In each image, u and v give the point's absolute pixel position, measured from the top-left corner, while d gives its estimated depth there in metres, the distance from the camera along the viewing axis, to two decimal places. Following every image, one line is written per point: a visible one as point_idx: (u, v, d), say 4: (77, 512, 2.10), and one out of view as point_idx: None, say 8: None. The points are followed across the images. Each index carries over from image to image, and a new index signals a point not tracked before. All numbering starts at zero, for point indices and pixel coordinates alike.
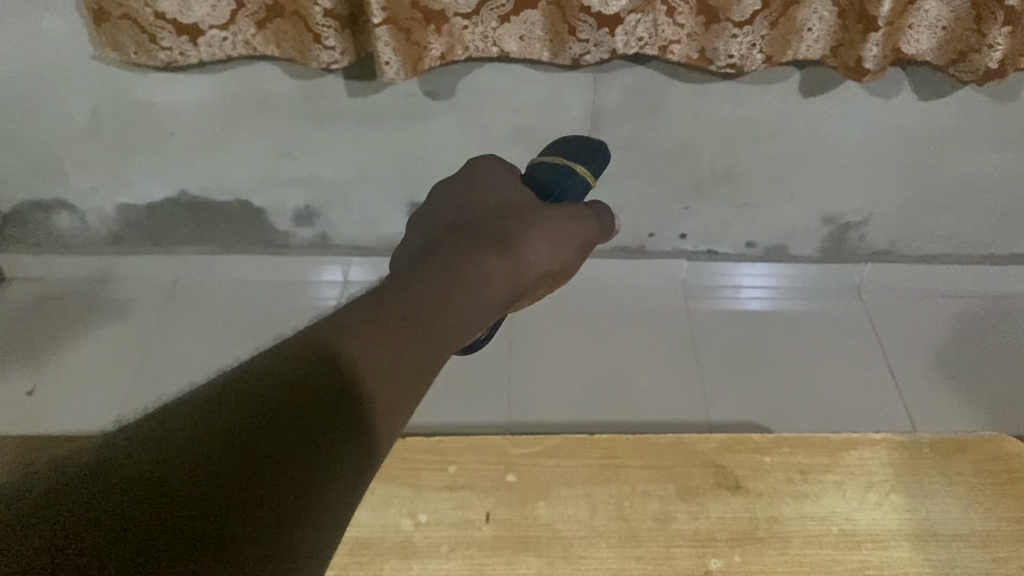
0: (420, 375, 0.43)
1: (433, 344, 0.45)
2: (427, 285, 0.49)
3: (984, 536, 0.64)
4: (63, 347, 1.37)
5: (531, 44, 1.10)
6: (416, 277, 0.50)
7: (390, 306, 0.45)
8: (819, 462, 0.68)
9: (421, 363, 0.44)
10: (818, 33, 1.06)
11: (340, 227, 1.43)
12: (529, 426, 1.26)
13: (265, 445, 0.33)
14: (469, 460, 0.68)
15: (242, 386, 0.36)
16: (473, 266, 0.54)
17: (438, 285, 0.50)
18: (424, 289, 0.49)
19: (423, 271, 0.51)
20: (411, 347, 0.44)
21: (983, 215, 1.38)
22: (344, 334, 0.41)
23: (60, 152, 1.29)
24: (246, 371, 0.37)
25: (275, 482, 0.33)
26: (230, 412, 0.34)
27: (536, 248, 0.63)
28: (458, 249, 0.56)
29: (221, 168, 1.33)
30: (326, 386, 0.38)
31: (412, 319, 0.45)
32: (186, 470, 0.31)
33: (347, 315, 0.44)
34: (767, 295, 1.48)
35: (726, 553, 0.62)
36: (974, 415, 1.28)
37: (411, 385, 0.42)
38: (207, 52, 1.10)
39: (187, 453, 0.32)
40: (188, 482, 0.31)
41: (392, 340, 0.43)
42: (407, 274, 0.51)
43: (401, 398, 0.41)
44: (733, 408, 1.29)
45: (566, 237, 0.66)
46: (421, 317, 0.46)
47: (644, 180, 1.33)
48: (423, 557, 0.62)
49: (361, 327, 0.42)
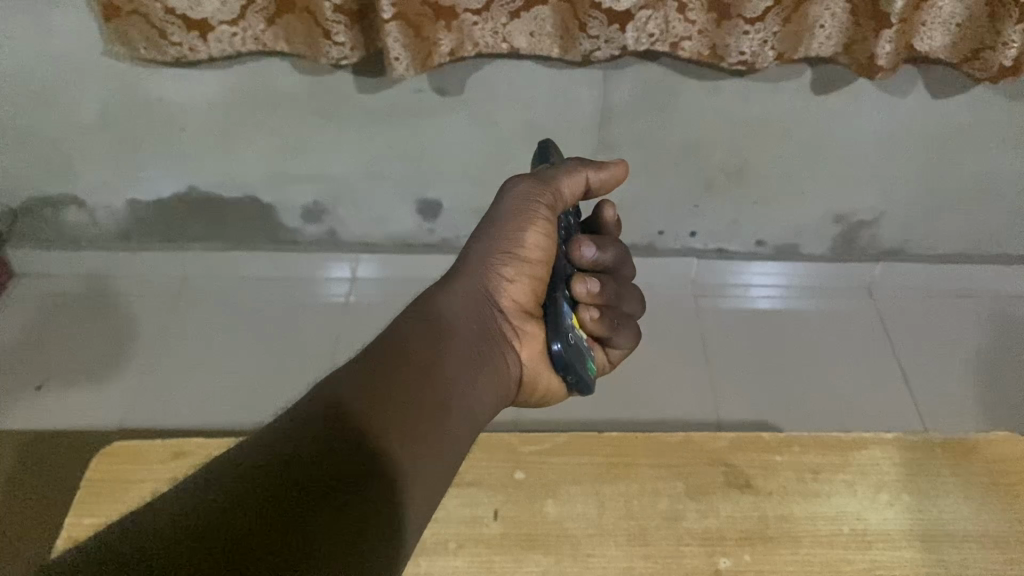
0: (430, 432, 0.46)
1: (437, 399, 0.47)
2: (419, 342, 0.50)
3: (997, 537, 0.63)
4: (73, 343, 1.37)
5: (542, 40, 1.09)
6: (404, 332, 0.51)
7: (387, 362, 0.47)
8: (831, 462, 0.68)
9: (421, 417, 0.46)
10: (831, 30, 1.05)
11: (349, 225, 1.43)
12: (537, 425, 1.25)
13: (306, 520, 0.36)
14: (476, 457, 0.68)
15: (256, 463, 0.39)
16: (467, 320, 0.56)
17: (431, 344, 0.51)
18: (424, 343, 0.50)
19: (412, 326, 0.52)
20: (411, 405, 0.46)
21: (996, 214, 1.37)
22: (347, 397, 0.44)
23: (70, 147, 1.29)
24: (259, 442, 0.41)
25: (331, 552, 0.36)
26: (253, 484, 0.37)
27: (508, 273, 0.61)
28: (456, 299, 0.58)
29: (231, 162, 1.32)
30: (335, 448, 0.41)
31: (409, 375, 0.47)
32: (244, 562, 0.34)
33: (343, 381, 0.45)
34: (777, 295, 1.47)
35: (736, 552, 0.61)
36: (985, 416, 1.27)
37: (424, 441, 0.45)
38: (218, 48, 1.10)
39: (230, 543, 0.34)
40: (245, 568, 0.33)
41: (394, 402, 0.45)
42: (396, 331, 0.51)
43: (417, 459, 0.44)
44: (743, 408, 1.28)
45: (528, 222, 0.62)
46: (421, 379, 0.48)
47: (655, 178, 1.33)
48: (430, 554, 0.61)
49: (361, 395, 0.44)
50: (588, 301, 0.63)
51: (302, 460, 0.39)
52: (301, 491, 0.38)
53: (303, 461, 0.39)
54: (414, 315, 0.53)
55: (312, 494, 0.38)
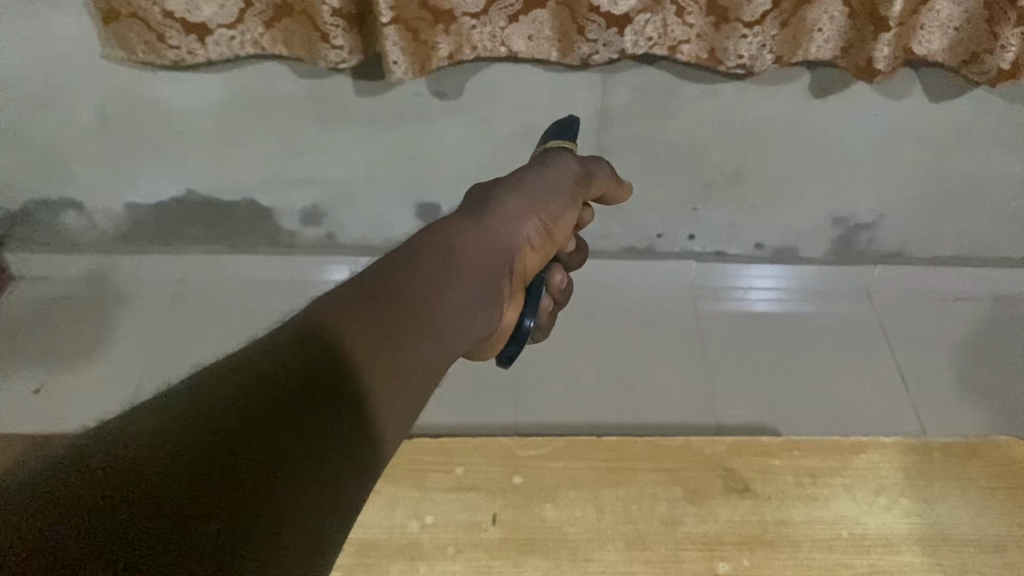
0: (421, 367, 0.43)
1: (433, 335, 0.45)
2: (430, 261, 0.50)
3: (995, 542, 0.64)
4: (70, 346, 1.37)
5: (540, 44, 1.09)
6: (415, 257, 0.50)
7: (388, 286, 0.46)
8: (832, 464, 0.70)
9: (413, 349, 0.43)
10: (829, 33, 1.06)
11: (348, 227, 1.42)
12: (536, 430, 1.25)
13: (267, 408, 0.34)
14: (475, 461, 0.70)
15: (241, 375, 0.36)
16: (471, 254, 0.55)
17: (444, 265, 0.51)
18: (427, 272, 0.49)
19: (424, 249, 0.51)
20: (402, 332, 0.43)
21: (997, 216, 1.37)
22: (339, 318, 0.41)
23: (68, 150, 1.29)
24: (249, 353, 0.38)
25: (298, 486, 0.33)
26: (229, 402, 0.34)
27: (532, 231, 0.64)
28: (466, 235, 0.57)
29: (229, 165, 1.32)
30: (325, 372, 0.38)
31: (408, 303, 0.45)
32: (191, 452, 0.32)
33: (340, 300, 0.43)
34: (776, 297, 1.46)
35: (735, 557, 0.63)
36: (985, 420, 1.27)
37: (411, 374, 0.42)
38: (215, 52, 1.10)
39: (176, 433, 0.32)
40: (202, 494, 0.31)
41: (387, 328, 0.43)
42: (410, 248, 0.51)
43: (398, 392, 0.41)
44: (742, 412, 1.28)
45: (563, 196, 0.68)
46: (431, 298, 0.47)
47: (653, 181, 1.33)
48: (428, 558, 0.63)
49: (366, 303, 0.43)
50: (555, 289, 0.71)
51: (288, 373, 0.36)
52: (280, 410, 0.34)
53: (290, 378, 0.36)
54: (424, 239, 0.53)
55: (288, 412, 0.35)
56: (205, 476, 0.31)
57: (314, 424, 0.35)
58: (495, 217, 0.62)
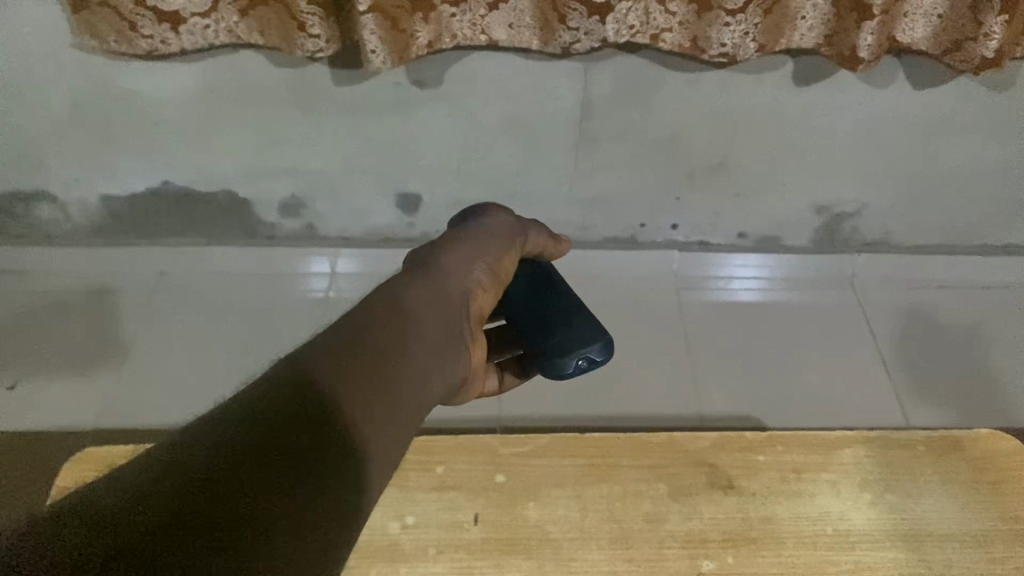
0: (386, 425, 0.47)
1: (396, 393, 0.48)
2: (377, 344, 0.50)
3: (979, 535, 0.67)
4: (45, 340, 1.34)
5: (521, 33, 1.08)
6: (377, 316, 0.52)
7: (351, 349, 0.48)
8: (815, 460, 0.72)
9: (385, 412, 0.47)
10: (813, 21, 1.04)
11: (328, 218, 1.41)
12: (519, 422, 1.24)
13: (259, 479, 0.38)
14: (456, 460, 0.72)
15: (250, 419, 0.41)
16: (435, 305, 0.58)
17: (403, 322, 0.53)
18: (387, 330, 0.51)
19: (386, 308, 0.53)
20: (368, 396, 0.46)
21: (981, 206, 1.37)
22: (316, 384, 0.44)
23: (41, 142, 1.26)
24: (252, 399, 0.43)
25: (317, 516, 0.39)
26: (254, 446, 0.39)
27: (480, 275, 0.65)
28: (427, 281, 0.60)
29: (206, 157, 1.30)
30: (322, 420, 0.43)
31: (371, 363, 0.48)
32: (149, 531, 0.34)
33: (310, 364, 0.46)
34: (758, 287, 1.46)
35: (718, 555, 0.65)
36: (968, 407, 1.27)
37: (378, 432, 0.46)
38: (190, 40, 1.08)
39: (178, 508, 0.35)
40: (242, 528, 0.36)
41: (355, 391, 0.46)
42: (372, 309, 0.53)
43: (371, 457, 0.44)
44: (726, 403, 1.27)
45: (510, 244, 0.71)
46: (396, 361, 0.50)
47: (636, 171, 1.32)
48: (410, 560, 0.65)
49: (335, 376, 0.46)
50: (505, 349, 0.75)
51: (291, 414, 0.42)
52: (293, 453, 0.40)
53: (299, 422, 0.42)
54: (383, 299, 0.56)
55: (302, 451, 0.40)
56: (238, 510, 0.36)
57: (265, 518, 0.37)
58: (451, 262, 0.63)
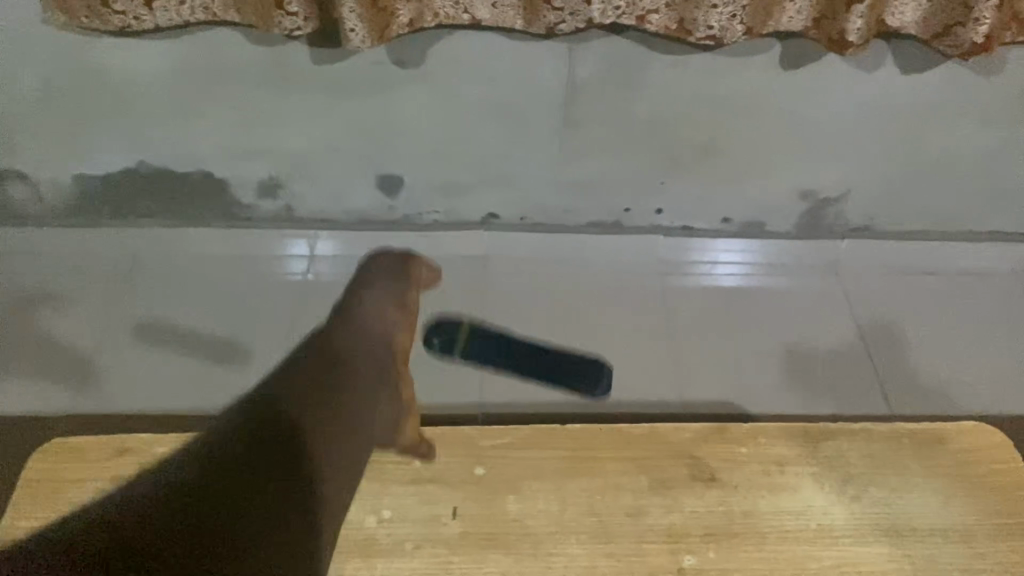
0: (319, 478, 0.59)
1: (337, 436, 0.63)
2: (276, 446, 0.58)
3: (963, 529, 0.66)
4: (14, 324, 1.30)
5: (504, 12, 1.05)
6: (278, 412, 0.60)
7: (289, 414, 0.61)
8: (798, 452, 0.71)
9: (329, 459, 0.61)
10: (802, 4, 1.02)
11: (306, 199, 1.37)
12: (501, 409, 1.21)
13: None
14: (434, 453, 0.71)
15: (224, 467, 0.55)
16: (337, 401, 0.65)
17: (325, 389, 0.65)
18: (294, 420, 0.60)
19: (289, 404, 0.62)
20: (308, 449, 0.59)
21: (967, 191, 1.36)
22: (266, 444, 0.58)
23: (11, 119, 1.23)
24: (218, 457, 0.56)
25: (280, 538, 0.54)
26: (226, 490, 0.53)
27: (381, 341, 0.73)
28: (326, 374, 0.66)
29: (181, 137, 1.27)
30: (250, 492, 0.54)
31: (309, 424, 0.61)
32: None
33: (269, 418, 0.60)
34: (742, 272, 1.44)
35: (700, 550, 0.64)
36: (952, 392, 1.27)
37: (325, 471, 0.60)
38: (164, 18, 1.05)
39: None
40: None
41: (300, 445, 0.59)
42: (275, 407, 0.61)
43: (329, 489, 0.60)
44: (709, 391, 1.26)
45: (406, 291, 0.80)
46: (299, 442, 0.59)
47: (620, 154, 1.30)
48: (386, 556, 0.64)
49: (279, 437, 0.59)
50: None
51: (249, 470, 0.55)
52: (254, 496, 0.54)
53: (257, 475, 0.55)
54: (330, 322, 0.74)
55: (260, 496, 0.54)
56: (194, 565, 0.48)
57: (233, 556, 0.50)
58: (344, 347, 0.70)
